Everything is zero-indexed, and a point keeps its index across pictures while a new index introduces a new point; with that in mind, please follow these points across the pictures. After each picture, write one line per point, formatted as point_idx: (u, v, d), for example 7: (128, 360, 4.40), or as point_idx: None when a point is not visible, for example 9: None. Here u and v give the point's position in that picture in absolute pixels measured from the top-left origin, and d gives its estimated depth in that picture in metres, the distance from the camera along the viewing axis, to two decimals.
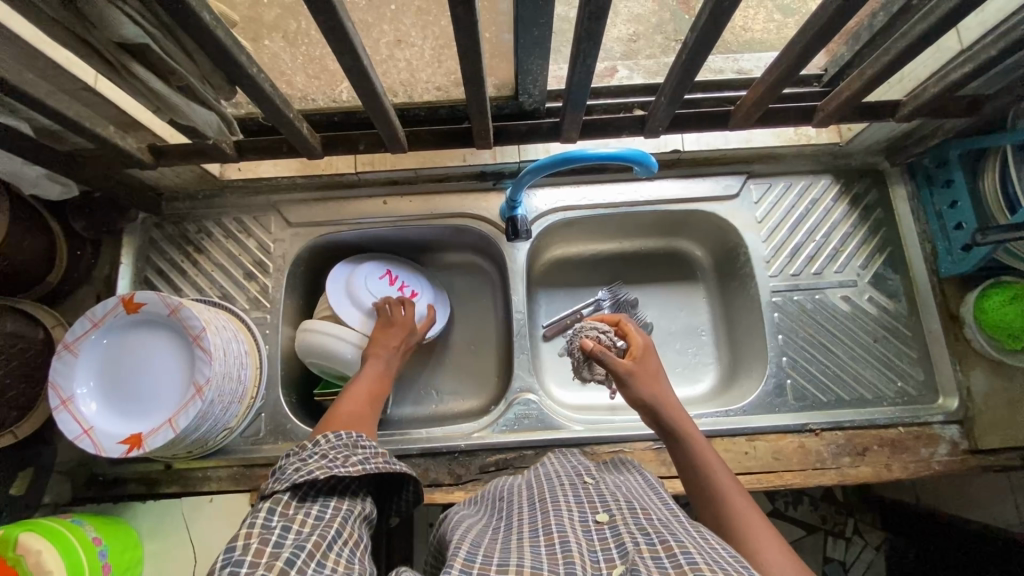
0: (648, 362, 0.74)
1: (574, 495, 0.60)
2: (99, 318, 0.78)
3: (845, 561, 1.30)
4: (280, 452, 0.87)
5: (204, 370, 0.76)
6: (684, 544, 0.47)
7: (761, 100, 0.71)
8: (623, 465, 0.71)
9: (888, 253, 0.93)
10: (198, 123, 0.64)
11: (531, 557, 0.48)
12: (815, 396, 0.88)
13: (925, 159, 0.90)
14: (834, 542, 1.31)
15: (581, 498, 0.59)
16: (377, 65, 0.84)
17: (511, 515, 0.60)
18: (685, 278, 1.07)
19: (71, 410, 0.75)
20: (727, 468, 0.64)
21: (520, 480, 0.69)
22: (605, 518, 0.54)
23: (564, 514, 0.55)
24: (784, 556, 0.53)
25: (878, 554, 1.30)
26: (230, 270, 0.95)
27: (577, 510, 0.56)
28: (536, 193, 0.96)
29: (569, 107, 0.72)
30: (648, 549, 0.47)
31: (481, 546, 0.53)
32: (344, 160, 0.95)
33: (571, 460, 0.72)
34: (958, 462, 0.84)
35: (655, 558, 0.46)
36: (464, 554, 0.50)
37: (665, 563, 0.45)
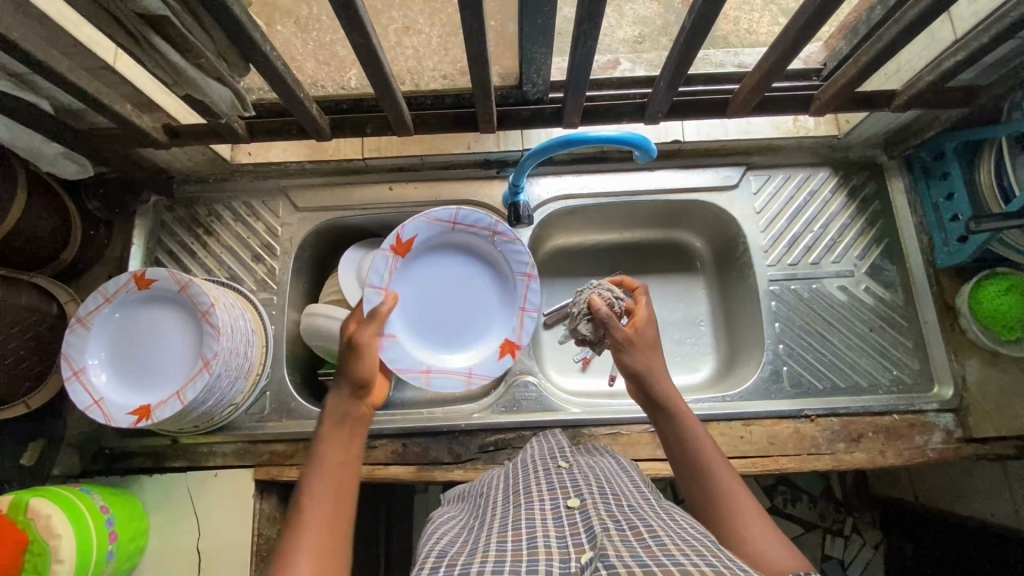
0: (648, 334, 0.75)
1: (547, 482, 0.63)
2: (111, 294, 0.80)
3: (843, 559, 1.30)
4: (284, 428, 0.89)
5: (212, 345, 0.78)
6: (653, 528, 0.50)
7: (757, 88, 0.73)
8: (593, 450, 0.76)
9: (885, 244, 0.95)
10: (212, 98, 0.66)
11: (499, 544, 0.51)
12: (810, 383, 0.89)
13: (921, 152, 0.91)
14: (832, 540, 1.32)
15: (552, 484, 0.62)
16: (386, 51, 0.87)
17: (486, 512, 0.63)
18: (686, 269, 1.09)
19: (82, 380, 0.77)
20: (711, 439, 0.66)
21: (499, 474, 0.73)
22: (576, 504, 0.56)
23: (534, 505, 0.58)
24: (768, 533, 0.55)
25: (876, 553, 1.31)
26: (239, 252, 0.97)
27: (548, 497, 0.59)
28: (539, 182, 0.98)
29: (571, 91, 0.74)
30: (619, 534, 0.49)
31: (453, 547, 0.56)
32: (351, 146, 0.97)
33: (551, 443, 0.75)
34: (952, 450, 0.85)
35: (626, 540, 0.48)
36: (434, 555, 0.53)
37: (636, 544, 0.47)
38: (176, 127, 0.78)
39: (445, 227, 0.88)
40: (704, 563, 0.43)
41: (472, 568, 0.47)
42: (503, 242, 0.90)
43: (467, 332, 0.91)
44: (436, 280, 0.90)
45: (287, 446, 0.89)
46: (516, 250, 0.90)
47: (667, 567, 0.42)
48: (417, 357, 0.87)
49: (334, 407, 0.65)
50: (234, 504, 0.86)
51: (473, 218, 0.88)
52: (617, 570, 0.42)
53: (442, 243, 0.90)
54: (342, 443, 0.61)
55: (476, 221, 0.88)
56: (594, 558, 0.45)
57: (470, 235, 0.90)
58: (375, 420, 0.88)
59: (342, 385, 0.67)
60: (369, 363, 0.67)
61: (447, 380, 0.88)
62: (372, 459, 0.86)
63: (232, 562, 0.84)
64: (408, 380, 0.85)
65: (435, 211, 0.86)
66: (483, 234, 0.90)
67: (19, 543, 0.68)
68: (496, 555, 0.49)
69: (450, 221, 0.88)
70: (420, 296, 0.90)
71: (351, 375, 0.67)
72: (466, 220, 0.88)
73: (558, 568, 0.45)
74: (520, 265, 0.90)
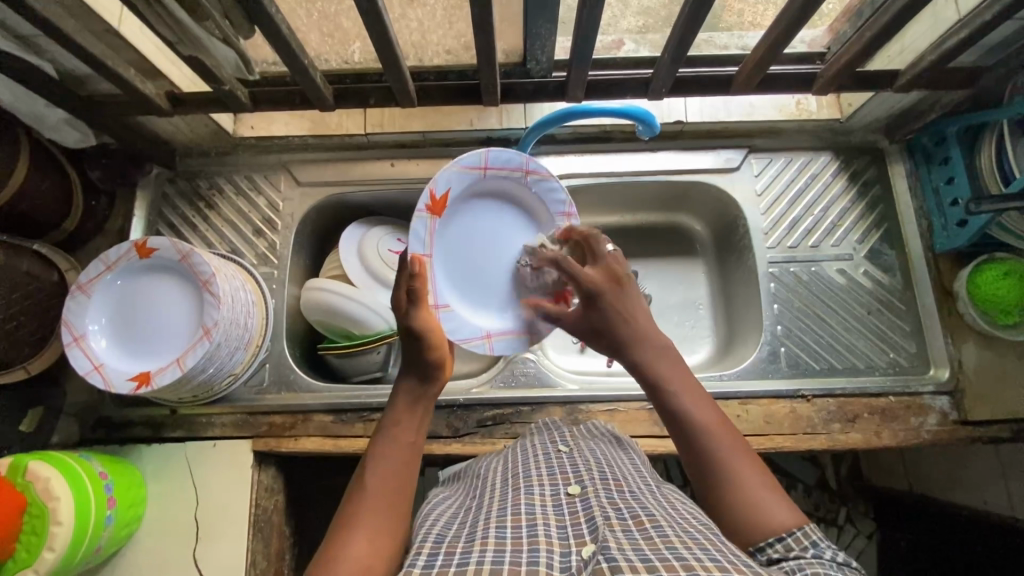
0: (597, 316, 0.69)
1: (546, 466, 0.64)
2: (113, 262, 0.80)
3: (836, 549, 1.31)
4: (283, 400, 0.90)
5: (212, 314, 0.78)
6: (654, 518, 0.51)
7: (760, 64, 0.74)
8: (593, 430, 0.76)
9: (884, 229, 0.95)
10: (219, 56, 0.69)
11: (498, 530, 0.51)
12: (807, 364, 0.90)
13: (923, 137, 0.91)
14: (825, 529, 1.33)
15: (552, 470, 0.63)
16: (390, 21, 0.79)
17: (483, 493, 0.63)
18: (686, 252, 1.09)
19: (82, 346, 0.77)
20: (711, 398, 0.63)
21: (496, 460, 0.73)
22: (577, 491, 0.57)
23: (534, 490, 0.59)
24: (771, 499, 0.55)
25: (869, 542, 1.32)
26: (240, 226, 0.97)
27: (548, 483, 0.60)
28: (540, 161, 0.97)
29: (575, 64, 0.74)
30: (619, 523, 0.50)
31: (450, 530, 0.55)
32: (354, 120, 0.97)
33: (551, 427, 0.77)
34: (946, 432, 0.86)
35: (626, 530, 0.49)
36: (430, 539, 0.53)
37: (636, 535, 0.48)
38: (179, 95, 0.77)
39: (475, 176, 0.82)
40: (708, 558, 0.44)
41: (471, 555, 0.47)
42: (537, 182, 0.84)
43: (519, 287, 0.85)
44: (475, 235, 0.84)
45: (285, 418, 0.89)
46: (550, 187, 0.85)
47: (670, 562, 0.43)
48: (476, 322, 0.83)
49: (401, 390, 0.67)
50: (231, 474, 0.86)
51: (503, 158, 0.82)
52: (617, 564, 0.43)
53: (477, 193, 0.84)
54: (409, 428, 0.63)
55: (506, 162, 0.82)
56: (596, 552, 0.46)
57: (502, 180, 0.84)
58: (376, 394, 0.89)
59: (411, 368, 0.68)
60: (436, 347, 0.68)
61: (510, 341, 0.83)
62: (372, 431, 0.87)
63: (229, 532, 0.84)
64: (472, 349, 0.81)
65: (460, 158, 0.79)
66: (515, 175, 0.84)
67: (17, 506, 0.68)
68: (495, 542, 0.49)
69: (479, 166, 0.81)
70: (462, 254, 0.84)
71: (417, 360, 0.67)
72: (494, 163, 0.82)
73: (558, 561, 0.46)
74: (558, 204, 0.86)
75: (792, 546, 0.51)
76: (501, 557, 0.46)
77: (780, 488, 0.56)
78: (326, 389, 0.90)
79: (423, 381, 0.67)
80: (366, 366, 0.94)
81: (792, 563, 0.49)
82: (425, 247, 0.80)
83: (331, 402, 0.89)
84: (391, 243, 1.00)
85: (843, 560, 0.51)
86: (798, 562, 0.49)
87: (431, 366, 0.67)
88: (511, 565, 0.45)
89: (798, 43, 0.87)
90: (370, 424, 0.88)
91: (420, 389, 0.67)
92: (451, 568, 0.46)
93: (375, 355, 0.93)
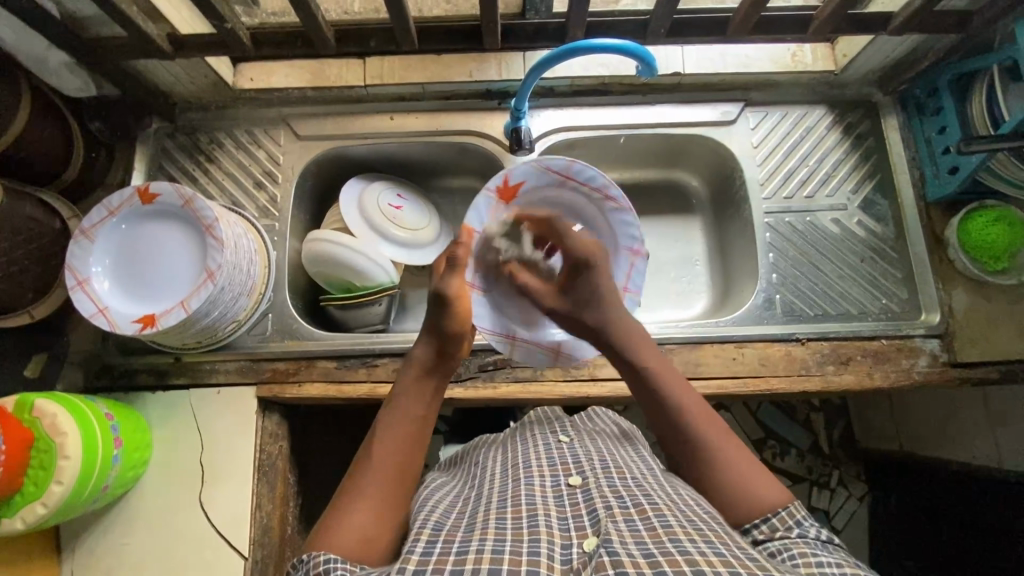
0: (578, 286, 0.74)
1: (547, 457, 0.66)
2: (116, 206, 0.80)
3: (829, 511, 1.30)
4: (287, 348, 0.90)
5: (217, 257, 0.78)
6: (658, 506, 0.52)
7: (757, 1, 0.74)
8: (596, 416, 0.82)
9: (877, 179, 0.97)
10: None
11: (499, 521, 0.51)
12: (802, 310, 0.92)
13: (916, 87, 0.93)
14: (819, 493, 1.31)
15: (552, 459, 0.65)
16: None
17: (483, 484, 0.64)
18: (683, 208, 1.11)
19: (87, 290, 0.77)
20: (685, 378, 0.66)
21: (494, 449, 0.76)
22: (577, 482, 0.59)
23: (534, 480, 0.60)
24: (756, 474, 0.58)
25: (861, 505, 1.31)
26: (240, 179, 0.97)
27: (548, 475, 0.61)
28: (539, 115, 0.98)
29: (576, 3, 0.75)
30: (622, 513, 0.51)
31: (448, 518, 0.56)
32: (353, 72, 0.96)
33: (551, 417, 0.81)
34: (937, 373, 0.88)
35: (628, 521, 0.50)
36: (429, 525, 0.53)
37: (638, 525, 0.49)
38: (181, 38, 0.79)
39: (554, 179, 0.79)
40: (711, 552, 0.44)
41: (470, 544, 0.48)
42: (615, 211, 0.80)
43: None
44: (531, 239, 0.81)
45: (289, 365, 0.90)
46: (626, 220, 0.80)
47: (671, 557, 0.43)
48: (507, 323, 0.81)
49: (418, 357, 0.66)
50: (236, 422, 0.87)
51: (587, 174, 0.78)
52: (619, 559, 0.43)
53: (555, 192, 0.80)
54: (416, 401, 0.63)
55: (588, 179, 0.78)
56: (598, 546, 0.46)
57: (581, 194, 0.80)
58: (379, 339, 0.91)
59: (429, 334, 0.68)
60: (457, 316, 0.68)
61: (532, 352, 0.83)
62: (375, 376, 0.89)
63: (235, 476, 0.85)
64: (488, 341, 0.80)
65: (547, 161, 0.76)
66: (594, 196, 0.80)
67: (23, 440, 0.68)
68: (496, 532, 0.49)
69: (563, 171, 0.78)
70: (512, 258, 0.81)
71: (441, 327, 0.67)
72: (579, 176, 0.78)
73: (559, 553, 0.47)
74: (629, 238, 0.80)
75: (777, 526, 0.53)
76: (501, 546, 0.47)
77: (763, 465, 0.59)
78: (329, 337, 0.91)
79: (440, 350, 0.67)
80: (368, 317, 0.95)
81: (777, 544, 0.51)
82: (482, 225, 0.77)
83: (335, 348, 0.90)
84: (390, 197, 1.01)
85: (827, 537, 0.53)
86: (784, 543, 0.51)
87: (449, 337, 0.67)
88: (511, 556, 0.45)
89: None
90: (373, 369, 0.90)
91: (436, 359, 0.66)
92: (450, 560, 0.46)
93: (377, 307, 0.94)
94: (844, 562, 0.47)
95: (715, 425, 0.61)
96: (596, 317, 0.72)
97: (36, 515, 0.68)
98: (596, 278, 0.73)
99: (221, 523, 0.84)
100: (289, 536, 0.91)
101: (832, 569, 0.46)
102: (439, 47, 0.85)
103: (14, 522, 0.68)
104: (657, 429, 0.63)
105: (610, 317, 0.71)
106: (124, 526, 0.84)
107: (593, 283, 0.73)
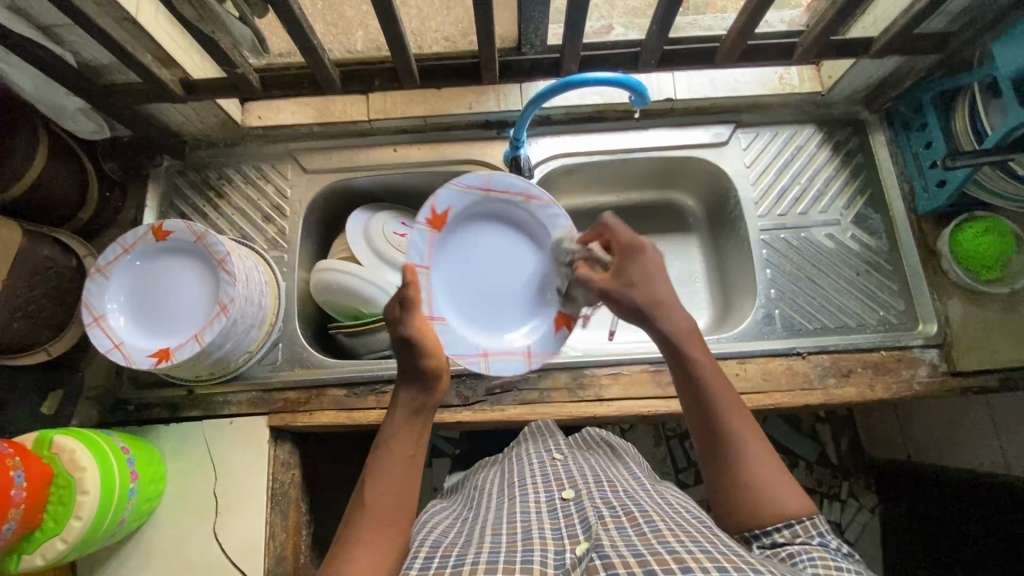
0: (628, 269, 0.71)
1: (542, 474, 0.68)
2: (130, 244, 0.83)
3: (841, 523, 1.30)
4: (297, 377, 0.92)
5: (229, 291, 0.80)
6: (647, 514, 0.53)
7: (743, 31, 0.78)
8: (590, 437, 0.85)
9: (868, 194, 0.99)
10: (235, 32, 0.80)
11: (495, 535, 0.53)
12: (801, 324, 0.94)
13: (901, 105, 0.97)
14: (829, 505, 1.31)
15: (548, 476, 0.67)
16: (406, 13, 0.95)
17: (480, 505, 0.66)
18: (680, 228, 1.13)
19: (103, 326, 0.80)
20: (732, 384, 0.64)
21: (495, 471, 0.78)
22: (571, 495, 0.60)
23: (530, 497, 0.62)
24: (784, 483, 0.58)
25: (873, 516, 1.30)
26: (249, 213, 1.00)
27: (543, 491, 0.63)
28: (538, 142, 1.01)
29: (570, 37, 0.78)
30: (612, 521, 0.52)
31: (446, 535, 0.60)
32: (357, 108, 1.00)
33: (546, 433, 0.84)
34: (937, 382, 0.89)
35: (619, 528, 0.51)
36: (427, 543, 0.58)
37: (628, 531, 0.50)
38: (193, 82, 0.82)
39: (476, 196, 0.85)
40: (698, 550, 0.46)
41: (466, 557, 0.49)
42: (540, 207, 0.85)
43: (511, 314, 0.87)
44: (468, 254, 0.87)
45: (299, 394, 0.92)
46: (552, 212, 0.86)
47: (660, 556, 0.45)
48: (473, 340, 0.84)
49: (401, 403, 0.65)
50: (247, 451, 0.88)
51: (506, 182, 0.84)
52: (611, 560, 0.45)
53: (478, 212, 0.86)
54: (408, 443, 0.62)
55: (509, 186, 0.85)
56: (589, 550, 0.47)
57: (505, 203, 0.87)
58: (389, 366, 0.93)
59: (409, 379, 0.66)
60: (430, 356, 0.66)
61: (509, 362, 0.84)
62: (384, 402, 0.91)
63: (248, 505, 0.86)
64: (468, 365, 0.82)
65: (462, 178, 0.83)
66: (517, 200, 0.86)
67: (44, 476, 0.70)
68: (492, 546, 0.51)
69: (482, 188, 0.84)
70: (459, 270, 0.86)
71: (415, 368, 0.65)
72: (499, 187, 0.84)
73: (552, 560, 0.48)
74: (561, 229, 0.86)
75: (800, 532, 0.56)
76: (496, 557, 0.48)
77: (789, 474, 0.60)
78: (338, 365, 0.93)
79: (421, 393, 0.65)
80: (376, 344, 0.97)
81: (796, 547, 0.54)
82: (424, 257, 0.83)
83: (345, 375, 0.92)
84: (395, 226, 1.03)
85: (846, 550, 0.56)
86: (802, 546, 0.54)
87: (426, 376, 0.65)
88: (507, 564, 0.47)
89: (779, 22, 0.93)
90: (382, 395, 0.91)
91: (418, 401, 0.65)
92: (447, 571, 0.48)
93: (384, 333, 0.95)
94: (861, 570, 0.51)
95: (751, 428, 0.61)
96: (645, 295, 0.68)
97: (56, 550, 0.69)
98: (646, 263, 0.70)
99: (235, 553, 0.84)
100: (302, 565, 0.91)
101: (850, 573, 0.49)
102: (440, 82, 0.88)
103: (34, 558, 0.69)
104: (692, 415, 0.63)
105: (660, 297, 0.68)
106: (138, 559, 0.84)
107: (646, 267, 0.70)
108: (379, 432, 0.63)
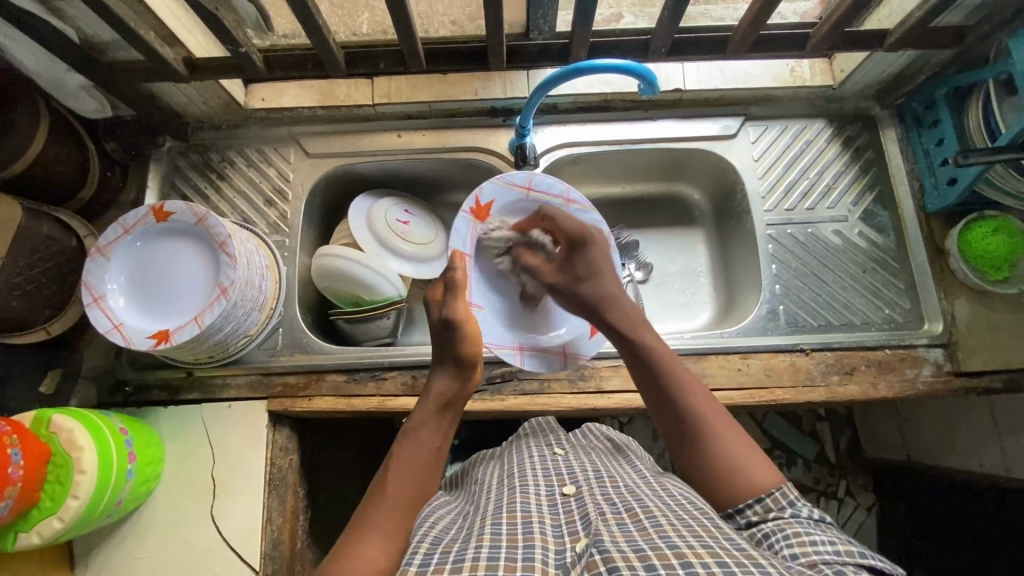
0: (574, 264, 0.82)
1: (542, 468, 0.67)
2: (131, 225, 0.82)
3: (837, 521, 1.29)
4: (297, 362, 0.92)
5: (230, 274, 0.80)
6: (649, 509, 0.53)
7: (756, 21, 0.76)
8: (591, 431, 0.81)
9: (878, 191, 0.98)
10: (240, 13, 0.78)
11: (495, 526, 0.52)
12: (806, 321, 0.93)
13: (913, 101, 0.95)
14: (826, 503, 1.31)
15: (549, 471, 0.66)
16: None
17: (480, 499, 0.64)
18: (686, 220, 1.12)
19: (102, 306, 0.79)
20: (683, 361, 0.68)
21: (493, 465, 0.75)
22: (571, 491, 0.60)
23: (531, 489, 0.61)
24: (748, 455, 0.60)
25: (869, 515, 1.30)
26: (251, 196, 0.99)
27: (544, 484, 0.62)
28: (544, 131, 1.00)
29: (581, 20, 0.76)
30: (614, 517, 0.52)
31: (448, 532, 0.55)
32: (361, 92, 0.98)
33: (546, 428, 0.81)
34: (941, 382, 0.89)
35: (620, 524, 0.50)
36: (428, 540, 0.53)
37: (630, 527, 0.50)
38: (197, 62, 0.81)
39: (519, 194, 0.89)
40: (699, 544, 0.45)
41: (467, 553, 0.48)
42: (578, 212, 0.89)
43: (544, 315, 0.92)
44: (509, 254, 0.91)
45: (298, 379, 0.91)
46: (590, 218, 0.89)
47: (661, 551, 0.44)
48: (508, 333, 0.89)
49: (441, 388, 0.70)
50: (246, 436, 0.88)
51: (547, 183, 0.88)
52: (610, 555, 0.45)
53: (519, 212, 0.90)
54: (437, 430, 0.67)
55: (549, 187, 0.89)
56: (590, 545, 0.47)
57: (546, 204, 0.90)
58: (389, 353, 0.92)
59: (445, 365, 0.72)
60: (470, 342, 0.72)
61: (543, 358, 0.89)
62: (384, 390, 0.91)
63: (246, 490, 0.86)
64: (501, 356, 0.87)
65: (536, 176, 0.88)
66: (557, 203, 0.89)
67: (41, 455, 0.69)
68: (492, 539, 0.50)
69: (523, 186, 0.88)
70: (497, 269, 0.91)
71: (455, 352, 0.72)
72: (538, 186, 0.88)
73: (553, 558, 0.47)
74: None
75: (771, 506, 0.55)
76: (497, 553, 0.47)
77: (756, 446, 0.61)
78: (339, 352, 0.92)
79: (459, 381, 0.71)
80: (376, 331, 0.96)
81: (770, 526, 0.53)
82: (466, 247, 0.88)
83: (345, 362, 0.92)
84: (398, 212, 1.02)
85: (818, 516, 0.55)
86: (777, 523, 0.53)
87: (466, 364, 0.72)
88: (507, 561, 0.46)
89: (792, 13, 0.91)
90: (383, 383, 0.91)
91: (455, 391, 0.70)
92: (447, 567, 0.47)
93: (385, 320, 0.95)
94: (836, 540, 0.50)
95: (716, 411, 0.63)
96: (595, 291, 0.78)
97: (53, 529, 0.69)
98: (593, 257, 0.81)
99: (232, 537, 0.84)
100: (299, 550, 0.91)
101: (826, 547, 0.49)
102: (446, 66, 0.87)
103: (31, 536, 0.69)
104: (661, 418, 0.65)
105: (607, 290, 0.78)
106: (137, 540, 0.85)
107: (592, 259, 0.81)
108: (411, 415, 0.68)
